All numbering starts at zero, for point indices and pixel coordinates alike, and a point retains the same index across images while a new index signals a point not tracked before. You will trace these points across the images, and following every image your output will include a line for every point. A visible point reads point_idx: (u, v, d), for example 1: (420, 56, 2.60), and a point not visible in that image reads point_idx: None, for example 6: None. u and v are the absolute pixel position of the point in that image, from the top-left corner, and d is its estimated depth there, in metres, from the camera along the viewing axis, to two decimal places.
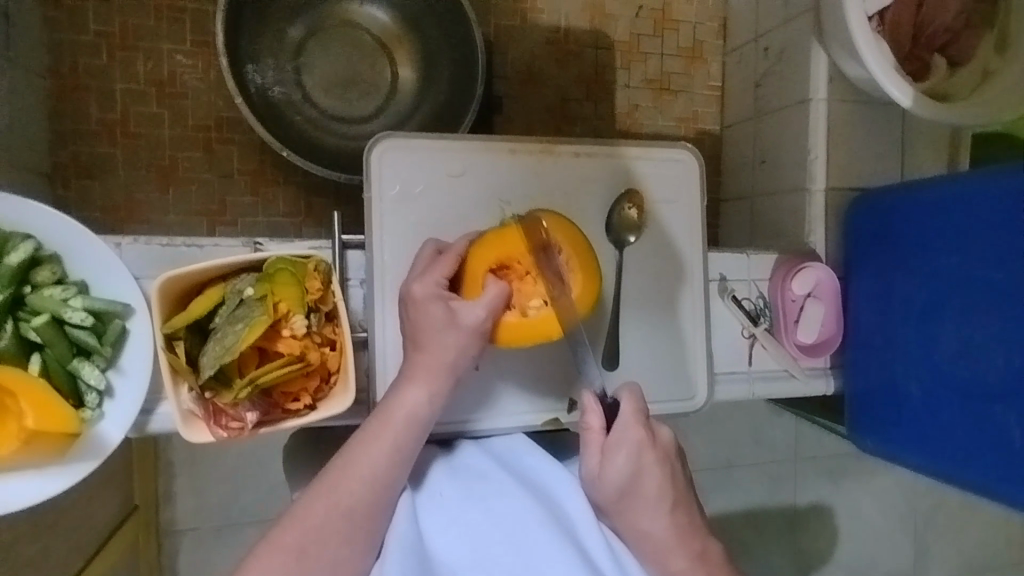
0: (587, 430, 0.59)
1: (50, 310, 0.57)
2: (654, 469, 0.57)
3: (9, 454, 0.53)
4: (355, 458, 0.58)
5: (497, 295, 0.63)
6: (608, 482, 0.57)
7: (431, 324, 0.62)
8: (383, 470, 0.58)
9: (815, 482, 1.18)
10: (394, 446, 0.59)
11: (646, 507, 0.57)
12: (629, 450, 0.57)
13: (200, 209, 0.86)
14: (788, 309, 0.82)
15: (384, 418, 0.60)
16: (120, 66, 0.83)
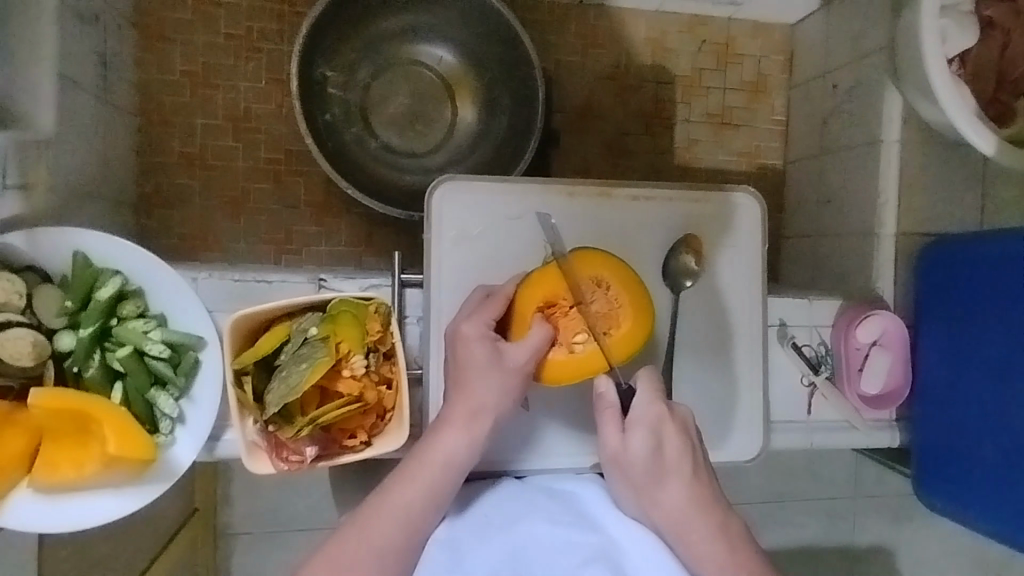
0: (603, 409, 0.60)
1: (133, 342, 0.61)
2: (672, 439, 0.59)
3: (91, 474, 0.58)
4: (390, 496, 0.59)
5: (541, 338, 0.63)
6: (626, 457, 0.59)
7: (476, 369, 0.62)
8: (416, 510, 0.59)
9: (879, 536, 1.12)
10: (428, 485, 0.59)
11: (666, 477, 0.58)
12: (650, 420, 0.59)
13: (268, 238, 0.90)
14: (852, 357, 0.79)
15: (420, 456, 0.60)
16: (201, 103, 0.88)
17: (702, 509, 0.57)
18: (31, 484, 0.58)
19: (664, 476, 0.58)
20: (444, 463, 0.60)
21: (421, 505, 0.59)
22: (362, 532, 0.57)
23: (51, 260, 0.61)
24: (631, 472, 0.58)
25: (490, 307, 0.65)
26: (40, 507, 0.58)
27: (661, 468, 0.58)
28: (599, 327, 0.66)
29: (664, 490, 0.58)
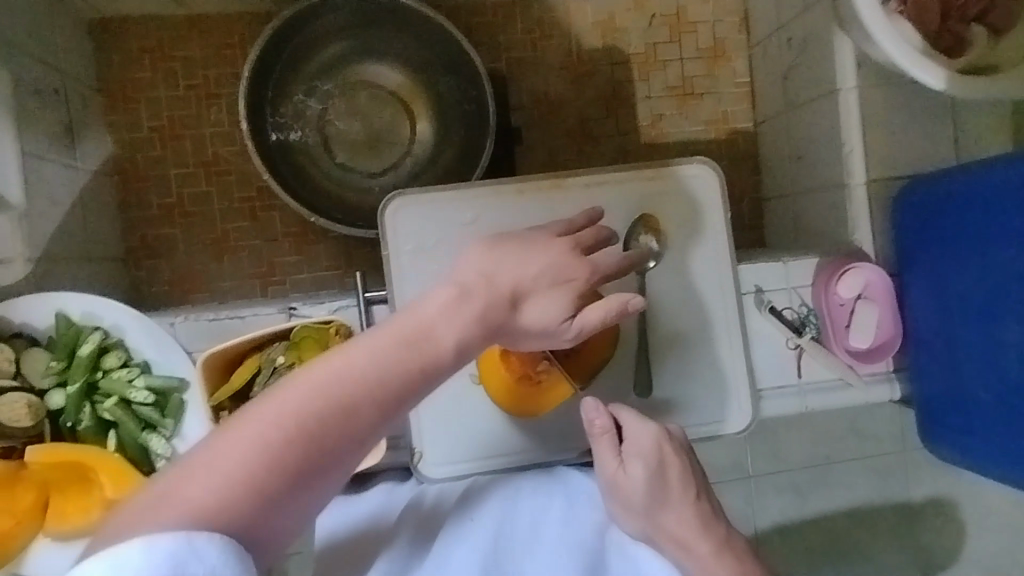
0: (599, 434, 0.53)
1: (119, 391, 0.65)
2: (673, 461, 0.52)
3: (95, 521, 0.61)
4: (214, 481, 0.36)
5: (540, 313, 0.49)
6: (625, 487, 0.51)
7: (453, 320, 0.44)
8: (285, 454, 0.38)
9: None
10: (297, 438, 0.38)
11: (670, 501, 0.51)
12: (649, 443, 0.53)
13: (254, 273, 0.93)
14: (836, 314, 0.77)
15: (300, 410, 0.38)
16: (172, 154, 0.92)
17: (713, 535, 0.50)
18: (44, 537, 0.61)
19: (663, 504, 0.50)
20: (332, 424, 0.39)
21: (270, 478, 0.37)
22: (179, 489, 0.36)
23: (36, 325, 0.65)
24: (627, 502, 0.51)
25: (511, 256, 0.50)
26: (55, 558, 0.61)
27: (664, 492, 0.51)
28: (575, 369, 0.71)
29: (663, 515, 0.50)
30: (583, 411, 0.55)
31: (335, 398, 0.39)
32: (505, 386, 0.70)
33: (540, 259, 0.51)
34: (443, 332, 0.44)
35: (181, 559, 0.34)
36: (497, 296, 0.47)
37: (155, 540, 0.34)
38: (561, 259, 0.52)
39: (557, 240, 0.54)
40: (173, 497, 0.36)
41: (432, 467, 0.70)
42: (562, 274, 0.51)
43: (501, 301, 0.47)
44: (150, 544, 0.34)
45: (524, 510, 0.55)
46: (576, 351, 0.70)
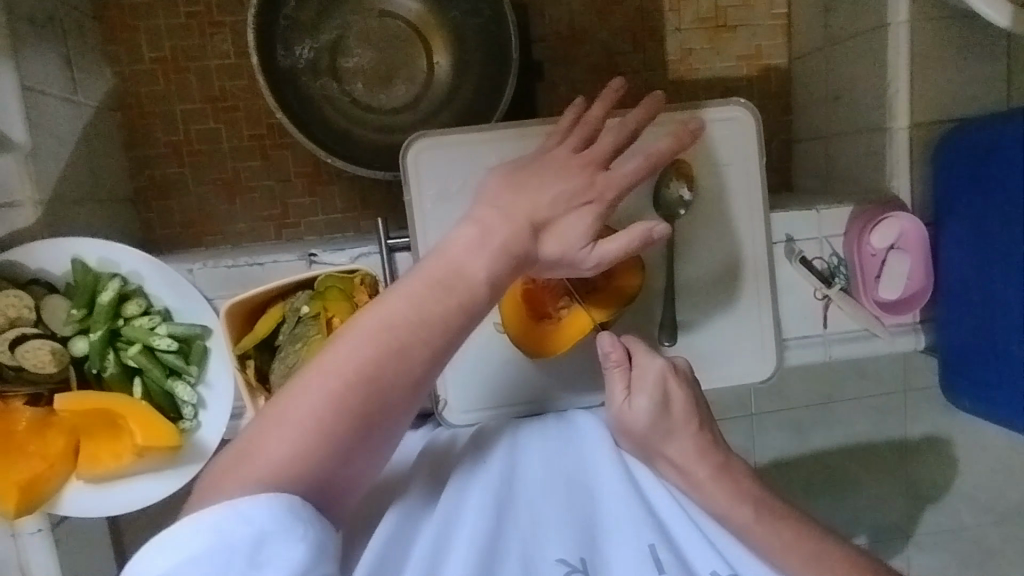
0: (610, 364, 0.55)
1: (141, 339, 0.64)
2: (679, 392, 0.54)
3: (128, 463, 0.63)
4: (276, 435, 0.38)
5: (571, 239, 0.50)
6: (635, 419, 0.52)
7: (483, 252, 0.45)
8: (344, 405, 0.39)
9: None
10: (355, 387, 0.39)
11: (674, 431, 0.52)
12: (656, 376, 0.54)
13: (268, 215, 0.91)
14: (867, 265, 0.75)
15: (352, 361, 0.40)
16: (177, 89, 0.88)
17: (712, 462, 0.52)
18: (79, 478, 0.64)
19: (669, 433, 0.52)
20: (386, 374, 0.40)
21: (338, 432, 0.38)
22: (246, 456, 0.38)
23: (52, 271, 0.63)
24: (635, 433, 0.52)
25: (531, 186, 0.50)
26: (90, 498, 0.64)
27: (669, 424, 0.52)
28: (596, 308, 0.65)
29: (666, 444, 0.52)
30: (597, 344, 0.56)
31: (386, 347, 0.40)
32: (522, 321, 0.67)
33: (564, 182, 0.50)
34: (474, 267, 0.44)
35: (222, 528, 0.34)
36: (520, 228, 0.47)
37: (240, 505, 0.35)
38: (589, 184, 0.51)
39: (575, 158, 0.53)
40: (248, 460, 0.37)
41: (457, 414, 0.71)
42: (580, 196, 0.51)
43: (524, 231, 0.47)
44: (234, 507, 0.35)
45: (532, 451, 0.53)
46: (599, 288, 0.65)
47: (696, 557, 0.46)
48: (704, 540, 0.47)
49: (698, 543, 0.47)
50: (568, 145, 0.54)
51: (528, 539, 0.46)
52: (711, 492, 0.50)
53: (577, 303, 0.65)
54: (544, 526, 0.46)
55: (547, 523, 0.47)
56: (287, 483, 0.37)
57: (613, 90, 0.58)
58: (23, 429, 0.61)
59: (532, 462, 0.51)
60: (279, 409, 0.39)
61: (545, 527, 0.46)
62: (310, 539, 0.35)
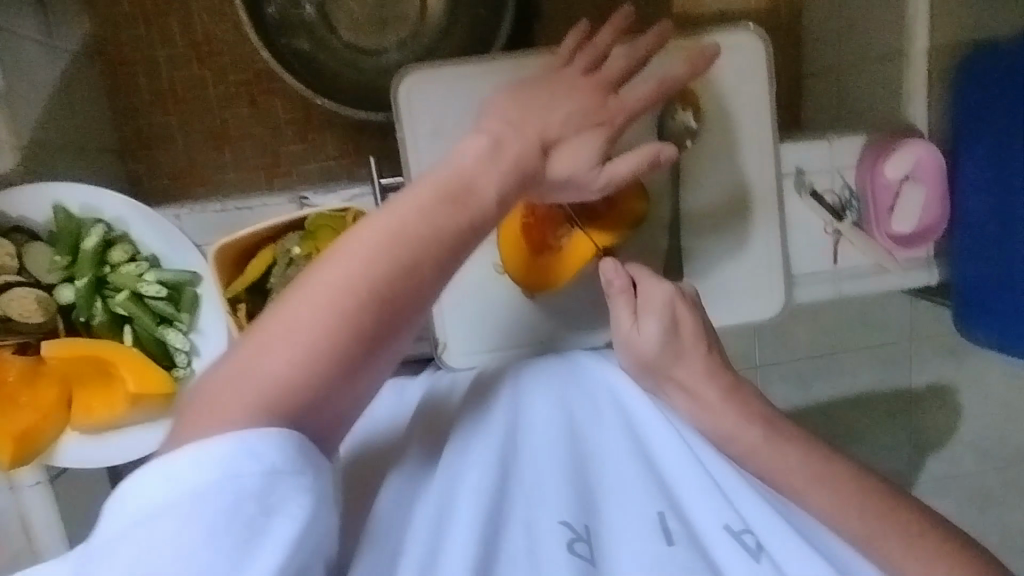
0: (615, 294, 0.55)
1: (129, 286, 0.62)
2: (686, 316, 0.53)
3: (122, 412, 0.61)
4: (272, 351, 0.34)
5: (582, 152, 0.49)
6: (643, 344, 0.51)
7: (491, 162, 0.42)
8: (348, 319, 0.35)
9: None
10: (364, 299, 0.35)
11: (683, 353, 0.51)
12: (663, 300, 0.53)
13: (258, 165, 0.88)
14: (881, 196, 0.72)
15: (355, 270, 0.36)
16: (158, 33, 0.84)
17: (721, 383, 0.50)
18: (76, 429, 0.62)
19: (678, 356, 0.51)
20: (396, 285, 0.36)
21: (339, 346, 0.34)
22: (235, 380, 0.33)
23: (35, 220, 0.61)
24: (644, 357, 0.51)
25: (535, 104, 0.48)
26: (88, 449, 0.62)
27: (679, 344, 0.51)
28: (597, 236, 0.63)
29: (676, 366, 0.50)
30: (601, 272, 0.55)
31: (393, 254, 0.36)
32: (522, 252, 0.64)
33: (572, 103, 0.50)
34: (485, 179, 0.41)
35: (225, 467, 0.30)
36: (529, 141, 0.45)
37: (248, 439, 0.31)
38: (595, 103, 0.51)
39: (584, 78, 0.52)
40: (231, 386, 0.33)
41: (457, 358, 0.69)
42: (591, 118, 0.51)
43: (534, 147, 0.45)
44: (242, 443, 0.31)
45: (532, 401, 0.50)
46: (599, 214, 0.63)
47: (705, 511, 0.43)
48: (713, 491, 0.43)
49: (706, 495, 0.43)
50: (577, 66, 0.53)
51: (529, 502, 0.43)
52: (721, 412, 0.49)
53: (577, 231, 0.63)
54: (545, 490, 0.43)
55: (550, 484, 0.43)
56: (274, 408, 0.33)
57: (623, 15, 0.54)
58: (13, 379, 0.59)
59: (535, 415, 0.48)
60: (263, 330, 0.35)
61: (547, 490, 0.43)
62: (315, 487, 0.32)
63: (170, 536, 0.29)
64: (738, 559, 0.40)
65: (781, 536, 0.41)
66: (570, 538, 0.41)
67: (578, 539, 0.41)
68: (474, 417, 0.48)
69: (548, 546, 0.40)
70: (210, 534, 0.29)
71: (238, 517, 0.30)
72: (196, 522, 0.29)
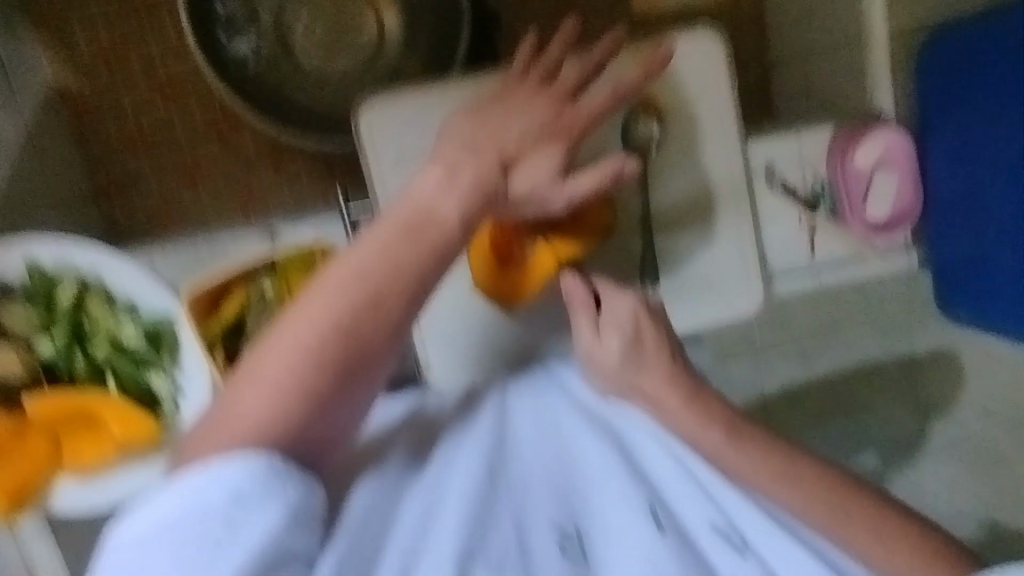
0: (574, 307, 0.51)
1: (110, 334, 0.64)
2: (651, 332, 0.50)
3: (110, 459, 0.62)
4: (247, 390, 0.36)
5: (539, 170, 0.46)
6: (603, 363, 0.50)
7: (451, 189, 0.41)
8: (325, 351, 0.37)
9: None
10: (336, 335, 0.37)
11: (645, 365, 0.49)
12: (628, 314, 0.50)
13: (233, 199, 0.88)
14: (852, 186, 0.72)
15: (328, 308, 0.37)
16: (121, 77, 0.84)
17: (685, 393, 0.49)
18: (69, 478, 0.62)
19: (637, 379, 0.49)
20: (361, 320, 0.38)
21: (313, 380, 0.37)
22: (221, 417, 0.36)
23: (8, 278, 0.61)
24: (604, 375, 0.50)
25: (491, 119, 0.45)
26: (81, 499, 0.62)
27: (640, 357, 0.49)
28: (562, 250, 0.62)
29: (639, 384, 0.49)
30: (562, 289, 0.52)
31: (358, 290, 0.38)
32: (489, 263, 0.64)
33: (526, 116, 0.47)
34: (444, 205, 0.41)
35: (198, 494, 0.33)
36: (488, 165, 0.43)
37: (214, 469, 0.33)
38: (546, 122, 0.47)
39: (540, 98, 0.48)
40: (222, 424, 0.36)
41: (442, 379, 0.70)
42: (550, 128, 0.47)
43: (493, 170, 0.43)
44: (208, 473, 0.33)
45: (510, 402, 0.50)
46: (565, 226, 0.61)
47: (691, 510, 0.46)
48: (698, 492, 0.46)
49: (692, 493, 0.46)
50: (531, 81, 0.49)
51: (518, 507, 0.44)
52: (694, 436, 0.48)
53: (542, 243, 0.60)
54: (535, 497, 0.45)
55: (538, 491, 0.45)
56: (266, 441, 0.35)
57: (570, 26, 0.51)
58: (5, 434, 0.60)
59: (516, 415, 0.49)
60: (252, 363, 0.37)
61: (535, 495, 0.45)
62: (288, 503, 0.33)
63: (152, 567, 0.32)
64: (723, 554, 0.44)
65: (764, 534, 0.45)
66: (563, 543, 0.43)
67: (570, 542, 0.43)
68: (460, 421, 0.48)
69: (544, 552, 0.42)
70: (188, 555, 0.32)
71: (210, 538, 0.32)
72: (176, 534, 0.32)
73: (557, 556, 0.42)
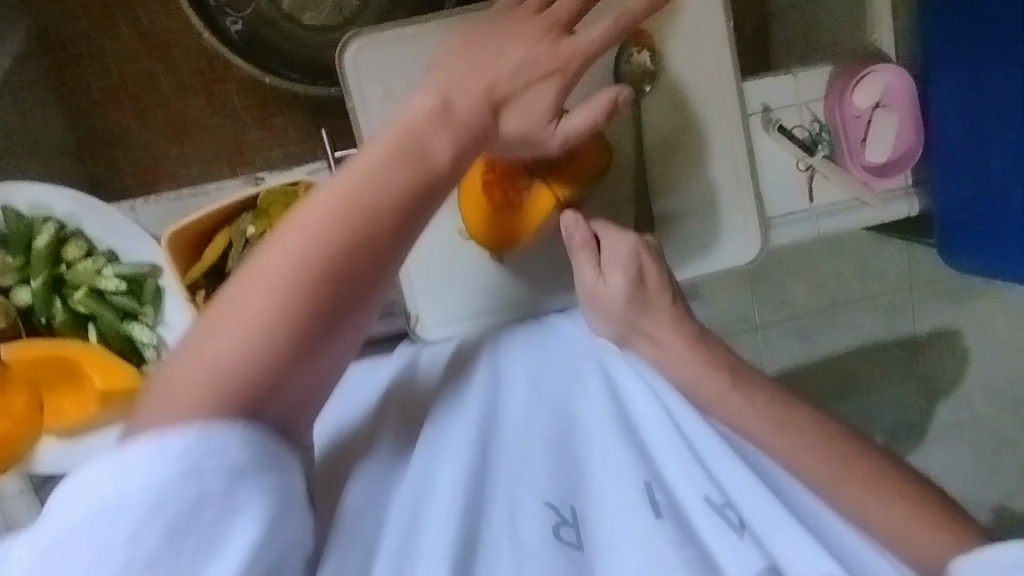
0: (576, 246, 0.55)
1: (88, 282, 0.61)
2: (650, 269, 0.54)
3: (94, 412, 0.60)
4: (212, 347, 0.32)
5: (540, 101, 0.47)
6: (607, 301, 0.52)
7: (439, 123, 0.40)
8: (302, 305, 0.33)
9: (939, 307, 1.10)
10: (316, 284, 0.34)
11: (648, 305, 0.53)
12: (627, 250, 0.54)
13: (218, 155, 0.86)
14: (851, 127, 0.71)
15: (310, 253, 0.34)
16: (102, 29, 0.82)
17: (684, 334, 0.52)
18: (54, 436, 0.61)
19: (645, 313, 0.52)
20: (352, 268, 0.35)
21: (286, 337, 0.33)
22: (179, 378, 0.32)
23: None
24: (608, 308, 0.52)
25: (474, 51, 0.45)
26: (65, 454, 0.61)
27: (645, 297, 0.53)
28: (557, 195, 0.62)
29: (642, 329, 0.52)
30: (562, 226, 0.55)
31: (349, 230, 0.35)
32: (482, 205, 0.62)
33: (517, 53, 0.46)
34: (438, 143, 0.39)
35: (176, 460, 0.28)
36: (479, 102, 0.43)
37: (195, 432, 0.29)
38: (543, 59, 0.48)
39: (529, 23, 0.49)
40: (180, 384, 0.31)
41: (431, 329, 0.68)
42: (540, 65, 0.48)
43: (483, 108, 0.43)
44: (189, 435, 0.28)
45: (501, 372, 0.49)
46: (560, 166, 0.61)
47: (688, 485, 0.42)
48: (697, 467, 0.43)
49: (691, 467, 0.43)
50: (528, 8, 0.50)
51: (507, 483, 0.41)
52: (693, 370, 0.50)
53: (538, 180, 0.61)
54: (528, 471, 0.42)
55: (529, 464, 0.42)
56: (220, 402, 0.31)
57: None
58: None
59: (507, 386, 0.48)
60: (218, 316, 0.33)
61: (528, 470, 0.42)
62: (279, 483, 0.31)
63: (111, 539, 0.27)
64: (720, 530, 0.40)
65: (764, 509, 0.41)
66: (555, 521, 0.39)
67: (564, 524, 0.39)
68: (445, 396, 0.46)
69: (535, 527, 0.39)
70: (162, 528, 0.27)
71: (192, 511, 0.28)
72: (147, 514, 0.27)
73: (548, 536, 0.38)
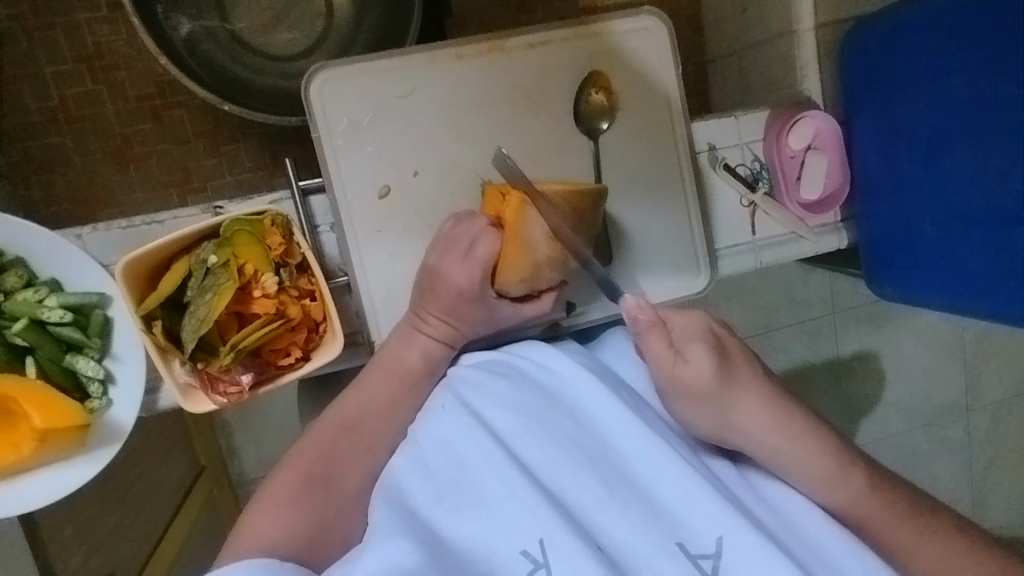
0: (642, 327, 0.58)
1: (27, 313, 0.57)
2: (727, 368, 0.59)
3: (28, 454, 0.56)
4: (305, 454, 0.59)
5: None
6: (688, 380, 0.57)
7: None
8: (378, 412, 0.62)
9: (859, 332, 1.19)
10: (376, 420, 0.61)
11: (741, 392, 0.59)
12: (695, 332, 0.61)
13: (165, 181, 0.85)
14: (787, 168, 0.77)
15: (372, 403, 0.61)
16: (43, 49, 0.81)
17: (776, 413, 0.58)
18: None
19: (734, 393, 0.58)
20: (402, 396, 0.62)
21: (354, 449, 0.60)
22: (293, 466, 0.59)
23: None
24: (692, 387, 0.57)
25: None
26: None
27: (727, 368, 0.59)
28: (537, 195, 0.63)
29: (734, 412, 0.58)
30: (626, 309, 0.59)
31: (395, 381, 0.62)
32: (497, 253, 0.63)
33: None
34: (455, 279, 0.62)
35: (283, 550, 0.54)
36: None
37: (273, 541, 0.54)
38: None
39: None
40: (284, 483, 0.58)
41: None
42: None
43: None
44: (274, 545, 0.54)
45: (492, 396, 0.58)
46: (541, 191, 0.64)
47: (662, 531, 0.52)
48: (671, 516, 0.53)
49: (668, 515, 0.53)
50: None
51: (492, 528, 0.52)
52: (787, 453, 0.57)
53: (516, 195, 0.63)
54: (513, 513, 0.51)
55: (510, 506, 0.52)
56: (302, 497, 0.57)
57: None
58: None
59: (505, 413, 0.57)
60: (306, 458, 0.59)
61: (512, 510, 0.52)
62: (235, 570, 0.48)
63: None
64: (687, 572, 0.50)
65: (741, 548, 0.50)
66: (531, 565, 0.50)
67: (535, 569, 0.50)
68: (468, 440, 0.55)
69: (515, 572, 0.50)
70: None
71: None
72: None
73: None
